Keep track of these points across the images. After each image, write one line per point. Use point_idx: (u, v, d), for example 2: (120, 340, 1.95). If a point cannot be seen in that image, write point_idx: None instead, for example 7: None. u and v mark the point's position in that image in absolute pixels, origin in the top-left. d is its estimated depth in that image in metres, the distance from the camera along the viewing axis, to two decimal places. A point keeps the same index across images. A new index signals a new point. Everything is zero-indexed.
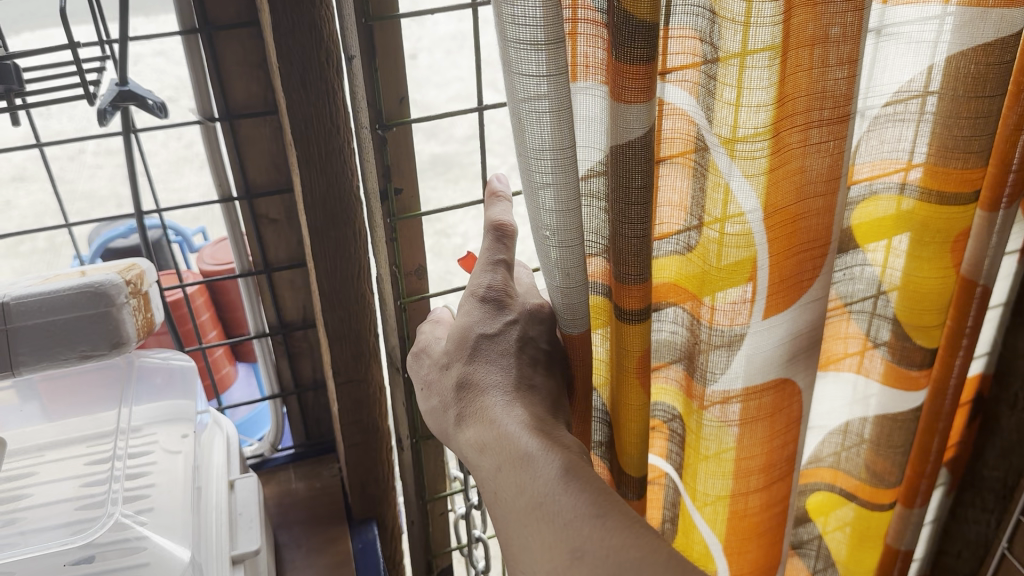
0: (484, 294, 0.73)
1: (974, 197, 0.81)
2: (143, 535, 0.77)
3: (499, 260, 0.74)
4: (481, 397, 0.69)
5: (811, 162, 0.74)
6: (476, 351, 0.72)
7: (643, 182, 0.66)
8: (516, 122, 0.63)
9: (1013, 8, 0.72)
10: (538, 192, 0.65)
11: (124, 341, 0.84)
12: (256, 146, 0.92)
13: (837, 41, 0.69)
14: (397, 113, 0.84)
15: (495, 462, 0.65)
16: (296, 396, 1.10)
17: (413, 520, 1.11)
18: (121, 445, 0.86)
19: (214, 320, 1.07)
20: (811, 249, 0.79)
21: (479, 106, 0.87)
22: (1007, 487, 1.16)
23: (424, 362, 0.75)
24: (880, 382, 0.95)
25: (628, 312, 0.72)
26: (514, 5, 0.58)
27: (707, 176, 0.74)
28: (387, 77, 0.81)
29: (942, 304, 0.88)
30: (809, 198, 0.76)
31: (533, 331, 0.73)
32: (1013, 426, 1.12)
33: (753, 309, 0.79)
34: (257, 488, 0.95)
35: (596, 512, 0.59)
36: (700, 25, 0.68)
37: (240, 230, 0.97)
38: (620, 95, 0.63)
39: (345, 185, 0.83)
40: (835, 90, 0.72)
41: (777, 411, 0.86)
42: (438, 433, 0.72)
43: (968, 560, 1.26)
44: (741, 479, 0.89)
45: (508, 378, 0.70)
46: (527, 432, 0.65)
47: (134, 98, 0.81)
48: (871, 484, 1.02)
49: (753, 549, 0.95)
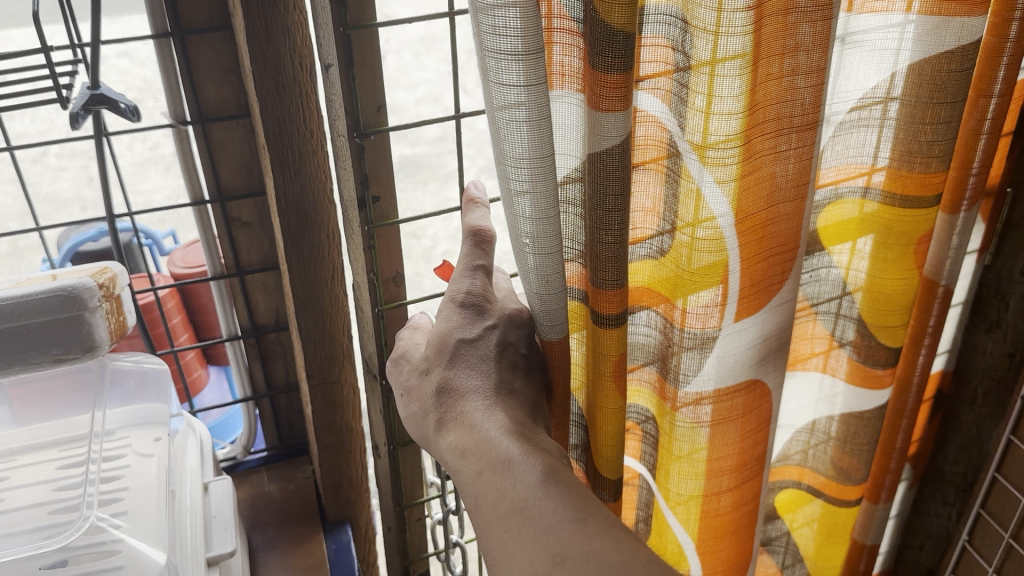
0: (463, 300, 0.74)
1: (934, 202, 0.83)
2: (119, 537, 0.78)
3: (478, 266, 0.74)
4: (462, 401, 0.70)
5: (780, 167, 0.76)
6: (456, 356, 0.73)
7: (617, 190, 0.68)
8: (496, 129, 0.64)
9: (972, 15, 0.74)
10: (514, 199, 0.66)
11: (96, 344, 0.84)
12: (228, 149, 0.92)
13: (807, 48, 0.71)
14: (375, 121, 0.83)
15: (477, 466, 0.66)
16: (269, 399, 1.10)
17: (390, 526, 1.11)
18: (95, 449, 0.85)
19: (185, 323, 1.07)
20: (781, 253, 0.80)
21: (457, 116, 0.89)
22: (968, 482, 1.19)
23: (405, 367, 0.76)
24: (846, 381, 0.97)
25: (603, 317, 0.73)
26: (496, 15, 0.59)
27: (679, 182, 0.76)
28: (365, 89, 0.81)
29: (906, 303, 0.89)
30: (779, 203, 0.78)
31: (513, 336, 0.74)
32: (972, 421, 1.16)
33: (723, 312, 0.81)
34: (231, 489, 0.96)
35: (576, 517, 0.60)
36: (672, 34, 0.70)
37: (212, 234, 0.96)
38: (597, 103, 0.65)
39: (318, 188, 0.84)
40: (802, 97, 0.73)
41: (748, 410, 0.88)
42: (418, 438, 0.73)
43: (931, 552, 1.29)
44: (713, 478, 0.91)
45: (488, 383, 0.71)
46: (507, 436, 0.66)
47: (106, 101, 0.80)
48: (837, 480, 1.04)
49: (724, 547, 0.96)
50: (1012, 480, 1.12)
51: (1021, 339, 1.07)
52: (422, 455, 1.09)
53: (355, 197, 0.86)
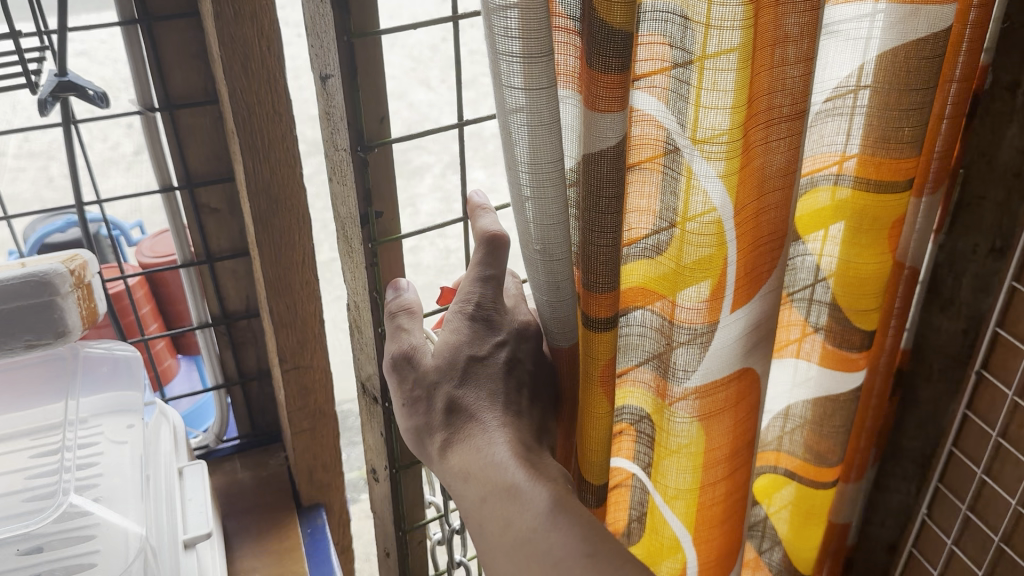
0: (472, 313, 0.77)
1: (906, 185, 0.86)
2: (95, 523, 0.80)
3: (488, 276, 0.77)
4: (471, 422, 0.73)
5: (769, 157, 0.79)
6: (466, 373, 0.75)
7: (613, 193, 0.69)
8: (508, 135, 0.66)
9: (943, 6, 0.77)
10: (524, 203, 0.68)
11: (67, 330, 0.84)
12: (197, 136, 0.93)
13: (795, 39, 0.74)
14: (377, 133, 0.85)
15: (481, 493, 0.68)
16: (240, 386, 1.11)
17: (391, 550, 1.13)
18: (70, 437, 0.86)
19: (154, 312, 1.07)
20: (771, 242, 0.84)
21: (461, 123, 0.91)
22: (926, 456, 1.25)
23: (410, 376, 0.75)
24: (820, 364, 1.00)
25: (599, 321, 0.72)
26: (507, 17, 0.61)
27: (682, 178, 0.77)
28: (368, 97, 0.83)
29: (880, 286, 0.92)
30: (769, 192, 0.81)
31: (522, 352, 0.78)
32: (930, 397, 1.20)
33: (718, 303, 0.83)
34: (205, 474, 0.96)
35: (587, 552, 0.63)
36: (669, 30, 0.71)
37: (181, 221, 0.97)
38: (593, 104, 0.66)
39: (288, 172, 0.84)
40: (791, 88, 0.76)
41: (741, 399, 0.91)
42: (423, 456, 0.76)
43: (892, 527, 1.33)
44: (709, 470, 0.94)
45: (497, 403, 0.74)
46: (514, 463, 0.69)
47: (74, 88, 0.81)
48: (813, 462, 1.07)
49: (717, 536, 0.99)
50: (969, 455, 1.17)
51: (975, 315, 1.11)
52: (423, 476, 1.10)
53: (358, 213, 0.87)
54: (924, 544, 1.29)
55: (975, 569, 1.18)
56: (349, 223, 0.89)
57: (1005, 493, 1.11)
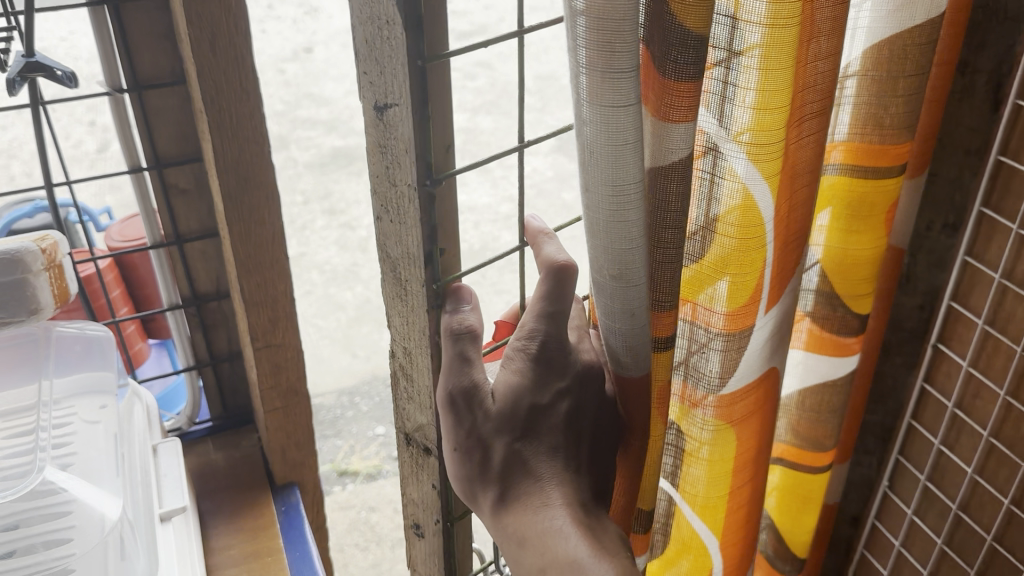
0: (531, 354, 0.73)
1: (899, 169, 0.86)
2: (70, 499, 0.82)
3: (553, 315, 0.73)
4: (530, 479, 0.71)
5: (801, 151, 0.77)
6: (529, 425, 0.72)
7: (680, 202, 0.67)
8: (585, 154, 0.60)
9: None
10: (609, 231, 0.62)
11: (40, 307, 0.87)
12: (164, 116, 0.94)
13: (826, 33, 0.71)
14: (444, 164, 0.70)
15: (539, 562, 0.67)
16: (212, 368, 1.12)
17: None
18: (44, 417, 0.87)
19: (124, 296, 1.08)
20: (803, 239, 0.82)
21: (522, 146, 0.77)
22: (886, 429, 1.28)
23: (480, 419, 0.71)
24: (804, 348, 1.01)
25: (659, 339, 0.72)
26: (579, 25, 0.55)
27: (718, 181, 0.72)
28: (436, 122, 0.68)
29: (873, 267, 0.92)
30: (799, 188, 0.78)
31: (586, 402, 0.75)
32: (890, 370, 1.23)
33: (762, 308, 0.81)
34: (179, 452, 0.98)
35: None
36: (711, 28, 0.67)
37: (151, 204, 0.98)
38: (665, 113, 0.62)
39: (256, 150, 0.86)
40: (822, 81, 0.74)
41: (767, 398, 0.87)
42: (470, 502, 0.73)
43: (856, 500, 1.36)
44: (738, 474, 0.90)
45: (559, 466, 0.72)
46: (576, 531, 0.67)
47: (42, 69, 0.82)
48: (798, 444, 1.07)
49: (742, 538, 0.96)
50: (928, 427, 1.21)
51: (930, 290, 1.14)
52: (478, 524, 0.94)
53: (420, 254, 0.71)
54: (885, 516, 1.32)
55: (935, 537, 1.22)
56: (404, 264, 0.73)
57: (962, 462, 1.15)
